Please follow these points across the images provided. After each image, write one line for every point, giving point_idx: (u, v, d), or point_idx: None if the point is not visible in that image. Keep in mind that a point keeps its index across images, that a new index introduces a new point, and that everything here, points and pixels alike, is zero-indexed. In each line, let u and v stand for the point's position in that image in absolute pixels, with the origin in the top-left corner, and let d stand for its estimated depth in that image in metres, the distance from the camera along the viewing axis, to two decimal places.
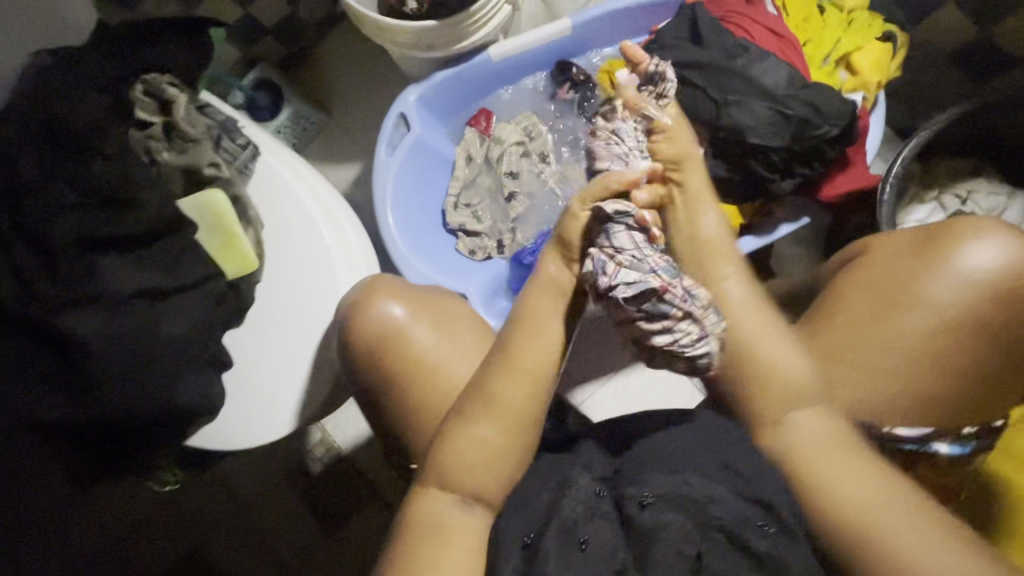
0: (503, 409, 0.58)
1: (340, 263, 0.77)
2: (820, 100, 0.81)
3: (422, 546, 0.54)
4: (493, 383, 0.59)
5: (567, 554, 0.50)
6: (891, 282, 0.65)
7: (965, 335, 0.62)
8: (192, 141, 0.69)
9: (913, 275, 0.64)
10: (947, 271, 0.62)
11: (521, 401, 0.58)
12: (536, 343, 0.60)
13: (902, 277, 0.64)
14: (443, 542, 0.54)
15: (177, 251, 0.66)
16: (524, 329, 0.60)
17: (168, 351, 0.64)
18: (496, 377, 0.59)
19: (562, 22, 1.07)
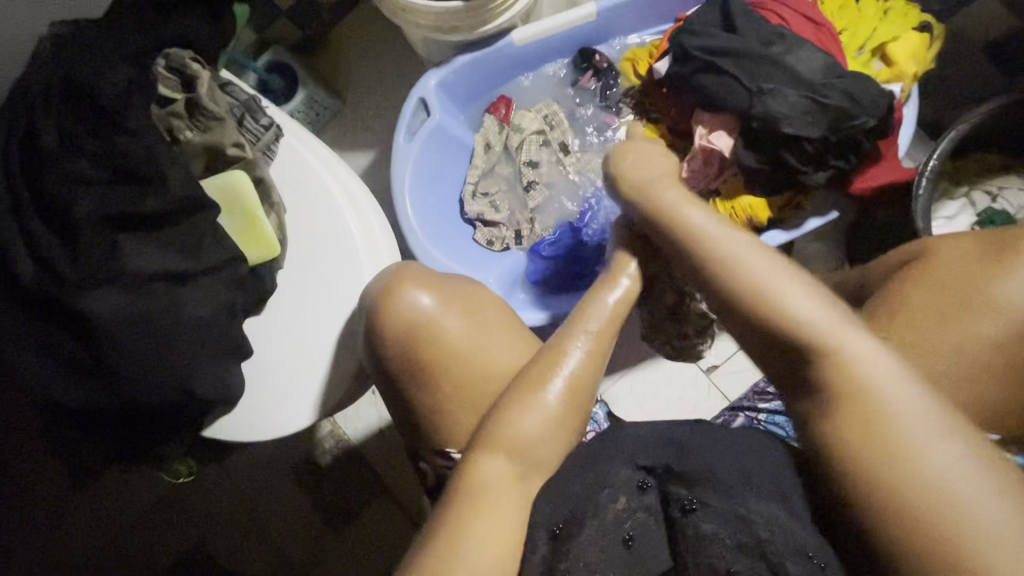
0: (571, 379, 0.60)
1: (364, 249, 0.74)
2: (858, 91, 0.79)
3: (468, 509, 0.53)
4: (562, 354, 0.61)
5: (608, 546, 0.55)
6: (961, 284, 0.62)
7: None
8: (216, 119, 0.66)
9: (984, 277, 0.61)
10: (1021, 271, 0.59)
11: (586, 376, 0.61)
12: (601, 320, 0.63)
13: (972, 280, 0.61)
14: (484, 504, 0.54)
15: (200, 232, 0.63)
16: (595, 304, 0.63)
17: (191, 335, 0.62)
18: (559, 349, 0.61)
19: (587, 7, 1.05)
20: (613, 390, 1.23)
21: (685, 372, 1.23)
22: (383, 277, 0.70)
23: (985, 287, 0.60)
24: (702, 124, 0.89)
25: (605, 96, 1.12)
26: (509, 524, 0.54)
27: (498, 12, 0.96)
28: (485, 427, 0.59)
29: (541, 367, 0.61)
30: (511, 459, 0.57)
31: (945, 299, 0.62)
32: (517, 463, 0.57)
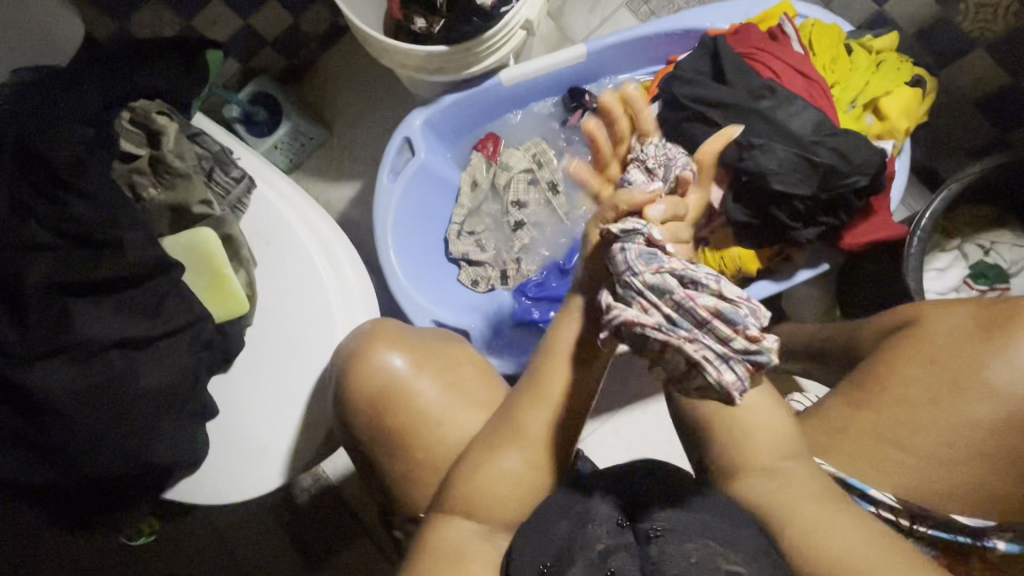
0: (532, 442, 0.58)
1: (337, 305, 0.72)
2: (849, 149, 0.78)
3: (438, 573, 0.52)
4: (525, 416, 0.58)
5: None
6: (955, 360, 0.61)
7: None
8: (182, 176, 0.63)
9: (979, 360, 0.60)
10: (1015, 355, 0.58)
11: (547, 439, 0.58)
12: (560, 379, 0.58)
13: (967, 360, 0.60)
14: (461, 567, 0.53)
15: (160, 296, 0.61)
16: (557, 360, 0.58)
17: (148, 404, 0.59)
18: (528, 404, 0.58)
19: (577, 48, 1.03)
20: (601, 431, 1.19)
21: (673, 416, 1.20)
22: (358, 334, 0.67)
23: (978, 366, 0.60)
24: None
25: None
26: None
27: (485, 55, 0.94)
28: (452, 491, 0.58)
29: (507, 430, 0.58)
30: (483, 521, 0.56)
31: (934, 376, 0.61)
32: (486, 527, 0.56)
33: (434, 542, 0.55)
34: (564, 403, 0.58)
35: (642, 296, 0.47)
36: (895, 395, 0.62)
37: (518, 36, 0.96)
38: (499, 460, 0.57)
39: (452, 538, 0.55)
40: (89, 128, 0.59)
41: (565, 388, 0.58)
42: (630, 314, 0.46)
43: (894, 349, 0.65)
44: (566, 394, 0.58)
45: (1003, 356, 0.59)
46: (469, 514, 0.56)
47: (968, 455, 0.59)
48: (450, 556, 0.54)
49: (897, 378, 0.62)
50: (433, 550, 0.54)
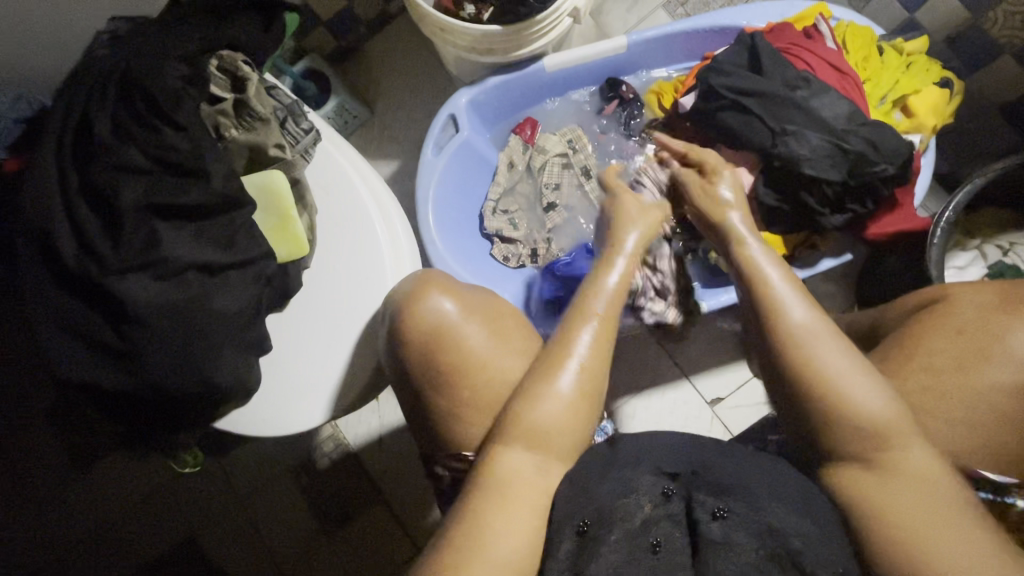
0: (581, 366, 0.63)
1: (388, 255, 0.76)
2: (879, 139, 0.82)
3: (488, 500, 0.56)
4: (567, 343, 0.65)
5: (638, 556, 0.54)
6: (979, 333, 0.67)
7: None
8: (261, 120, 0.68)
9: (1000, 332, 0.65)
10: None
11: (594, 362, 0.64)
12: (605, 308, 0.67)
13: (991, 333, 0.66)
14: (504, 493, 0.57)
15: (233, 228, 0.66)
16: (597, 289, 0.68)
17: (220, 324, 0.64)
18: (572, 336, 0.65)
19: (618, 39, 1.08)
20: (618, 412, 1.25)
21: (688, 402, 1.24)
22: (410, 280, 0.72)
23: (1002, 335, 0.65)
24: (724, 159, 0.93)
25: (629, 126, 1.14)
26: (534, 514, 0.57)
27: (533, 38, 0.99)
28: (501, 424, 0.62)
29: (547, 362, 0.64)
30: (534, 452, 0.60)
31: (962, 346, 0.67)
32: (537, 457, 0.60)
33: (493, 475, 0.58)
34: (603, 336, 0.66)
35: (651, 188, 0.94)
36: (921, 364, 0.67)
37: (565, 23, 1.02)
38: (547, 387, 0.62)
39: (506, 468, 0.59)
40: (185, 67, 0.64)
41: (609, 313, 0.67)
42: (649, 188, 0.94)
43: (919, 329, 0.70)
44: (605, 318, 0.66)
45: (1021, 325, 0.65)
46: (520, 443, 0.60)
47: (990, 419, 0.64)
48: (502, 484, 0.57)
49: (925, 350, 0.68)
50: (491, 477, 0.58)
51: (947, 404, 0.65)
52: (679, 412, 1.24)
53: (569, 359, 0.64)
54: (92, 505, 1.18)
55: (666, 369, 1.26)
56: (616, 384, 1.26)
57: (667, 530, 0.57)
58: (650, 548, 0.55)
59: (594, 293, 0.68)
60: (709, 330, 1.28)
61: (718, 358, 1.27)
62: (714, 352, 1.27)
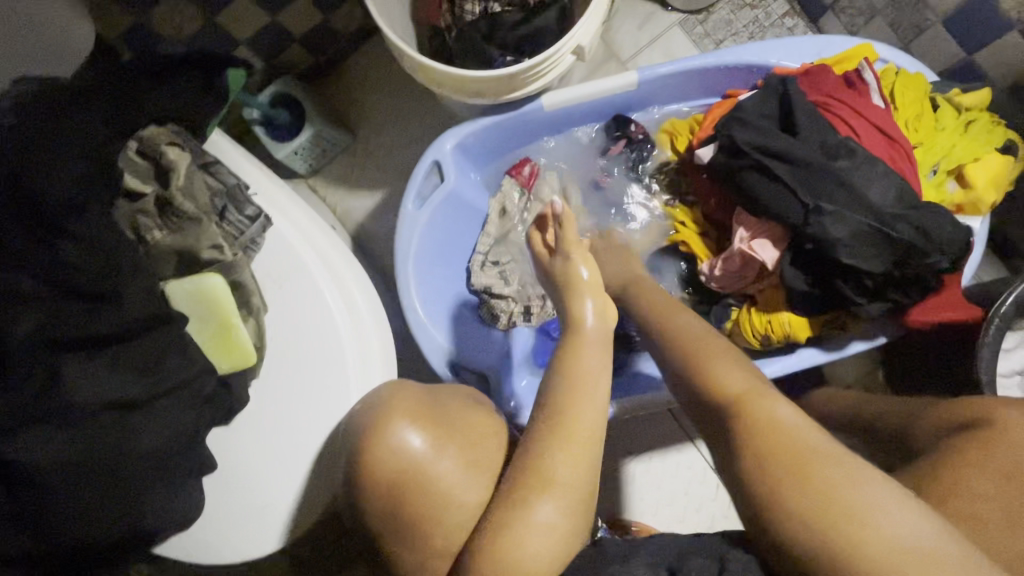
0: (562, 488, 0.54)
1: (352, 360, 0.65)
2: (933, 226, 0.69)
3: None
4: (545, 457, 0.55)
5: None
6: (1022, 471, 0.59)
7: None
8: (190, 218, 0.57)
9: None
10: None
11: (577, 478, 0.55)
12: (587, 417, 0.57)
13: None
14: None
15: (159, 351, 0.54)
16: (572, 387, 0.58)
17: (146, 466, 0.55)
18: (555, 436, 0.56)
19: (629, 75, 0.94)
20: (616, 477, 1.15)
21: (692, 467, 1.15)
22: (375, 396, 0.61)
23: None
24: (743, 226, 0.82)
25: (637, 168, 1.02)
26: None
27: (529, 81, 0.85)
28: (477, 556, 0.54)
29: (530, 480, 0.55)
30: None
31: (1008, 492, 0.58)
32: None
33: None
34: (589, 438, 0.56)
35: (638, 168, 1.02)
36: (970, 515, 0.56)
37: (567, 61, 0.87)
38: (529, 514, 0.53)
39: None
40: (89, 163, 0.52)
41: (588, 418, 0.57)
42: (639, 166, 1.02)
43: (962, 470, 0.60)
44: (588, 427, 0.57)
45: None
46: None
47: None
48: None
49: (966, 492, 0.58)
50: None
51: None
52: (682, 481, 1.14)
53: (553, 470, 0.54)
54: None
55: (670, 430, 1.16)
56: (616, 444, 1.16)
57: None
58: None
59: (575, 391, 0.58)
60: None
61: None
62: None
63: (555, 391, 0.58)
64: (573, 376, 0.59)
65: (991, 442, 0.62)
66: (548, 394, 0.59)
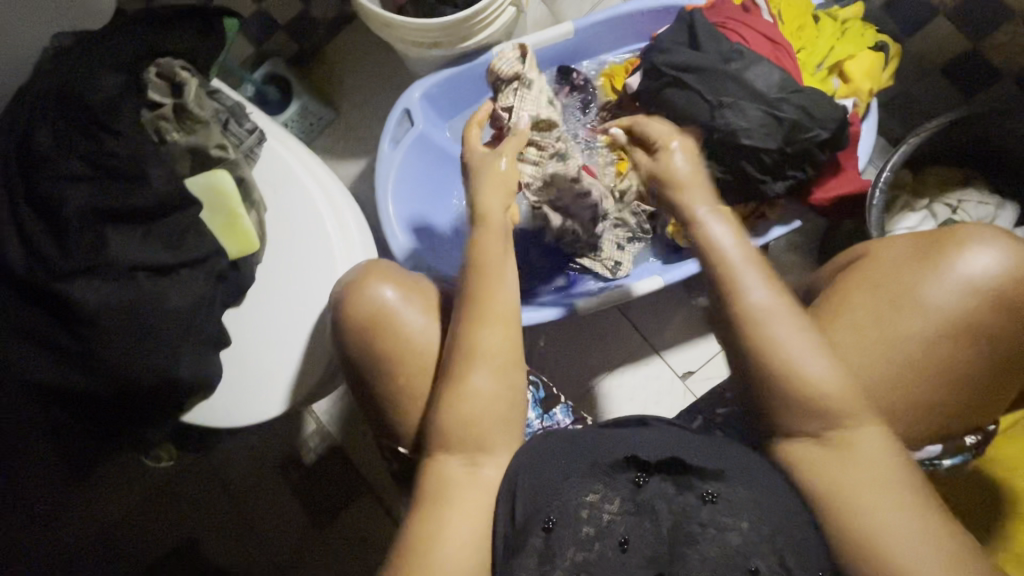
0: (491, 356, 0.65)
1: (338, 249, 0.79)
2: (812, 105, 0.83)
3: (434, 505, 0.61)
4: (473, 336, 0.66)
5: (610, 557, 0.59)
6: (893, 283, 0.67)
7: (958, 342, 0.64)
8: (202, 123, 0.71)
9: (913, 280, 0.66)
10: (944, 275, 0.64)
11: (502, 353, 0.66)
12: (500, 307, 0.67)
13: (904, 282, 0.66)
14: (446, 501, 0.61)
15: (183, 227, 0.69)
16: (483, 274, 0.68)
17: (174, 322, 0.67)
18: (476, 320, 0.66)
19: (565, 25, 1.10)
20: (592, 392, 1.26)
21: (660, 376, 1.26)
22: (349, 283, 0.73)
23: (916, 290, 0.65)
24: None
25: (585, 109, 1.14)
26: (478, 508, 0.62)
27: (478, 28, 1.00)
28: (435, 426, 0.64)
29: (464, 358, 0.65)
30: (462, 452, 0.64)
31: (876, 298, 0.67)
32: (465, 456, 0.64)
33: (434, 474, 0.63)
34: (505, 312, 0.67)
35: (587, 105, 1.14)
36: (846, 321, 0.67)
37: (509, 12, 1.04)
38: (463, 384, 0.64)
39: (443, 471, 0.63)
40: (122, 77, 0.67)
41: (502, 298, 0.67)
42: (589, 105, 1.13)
43: (838, 291, 0.70)
44: (506, 307, 0.67)
45: (933, 279, 0.65)
46: (448, 445, 0.64)
47: (904, 372, 0.65)
48: (442, 487, 0.62)
49: (848, 305, 0.68)
50: (428, 481, 0.63)
51: (869, 368, 0.65)
52: (651, 389, 1.26)
53: (484, 346, 0.65)
54: (86, 515, 1.17)
55: (639, 345, 1.28)
56: (591, 364, 1.28)
57: (636, 524, 0.61)
58: (619, 544, 0.60)
59: (488, 278, 0.68)
60: (683, 305, 1.29)
61: (689, 333, 1.28)
62: (685, 326, 1.28)
63: (477, 285, 0.67)
64: (486, 261, 0.68)
65: (869, 265, 0.70)
66: (466, 289, 0.68)
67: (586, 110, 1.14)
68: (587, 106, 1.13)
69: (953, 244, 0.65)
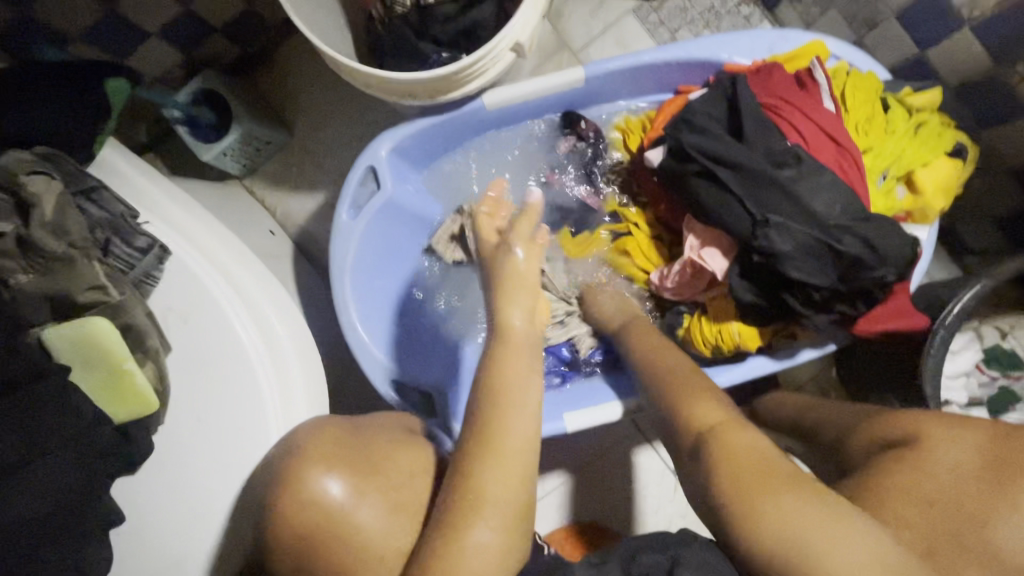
0: (502, 498, 0.54)
1: (271, 406, 0.60)
2: (879, 236, 0.67)
3: None
4: (479, 476, 0.54)
5: None
6: (955, 508, 0.50)
7: None
8: (59, 259, 0.51)
9: (985, 515, 0.49)
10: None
11: (514, 488, 0.55)
12: (516, 438, 0.56)
13: (973, 513, 0.49)
14: None
15: (34, 407, 0.49)
16: (501, 405, 0.57)
17: (22, 542, 0.48)
18: (490, 449, 0.55)
19: (573, 72, 0.89)
20: (573, 482, 1.12)
21: (651, 471, 1.12)
22: (292, 442, 0.56)
23: (987, 531, 0.49)
24: (694, 233, 0.80)
25: (591, 166, 0.97)
26: None
27: (465, 80, 0.79)
28: None
29: (465, 503, 0.54)
30: None
31: (935, 523, 0.50)
32: None
33: None
34: (518, 449, 0.56)
35: (596, 156, 0.96)
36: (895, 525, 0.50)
37: (507, 59, 0.81)
38: (466, 538, 0.53)
39: None
40: None
41: (520, 432, 0.57)
42: (598, 158, 0.96)
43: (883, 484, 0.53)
44: (519, 441, 0.56)
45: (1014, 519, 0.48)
46: None
47: None
48: None
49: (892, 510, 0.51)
50: None
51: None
52: (642, 484, 1.11)
53: (485, 490, 0.54)
54: None
55: (629, 435, 1.14)
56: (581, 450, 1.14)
57: None
58: None
59: (501, 407, 0.57)
60: None
61: None
62: None
63: (485, 416, 0.57)
64: (495, 384, 0.58)
65: (922, 463, 0.53)
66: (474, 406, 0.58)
67: (595, 162, 0.96)
68: (598, 156, 0.96)
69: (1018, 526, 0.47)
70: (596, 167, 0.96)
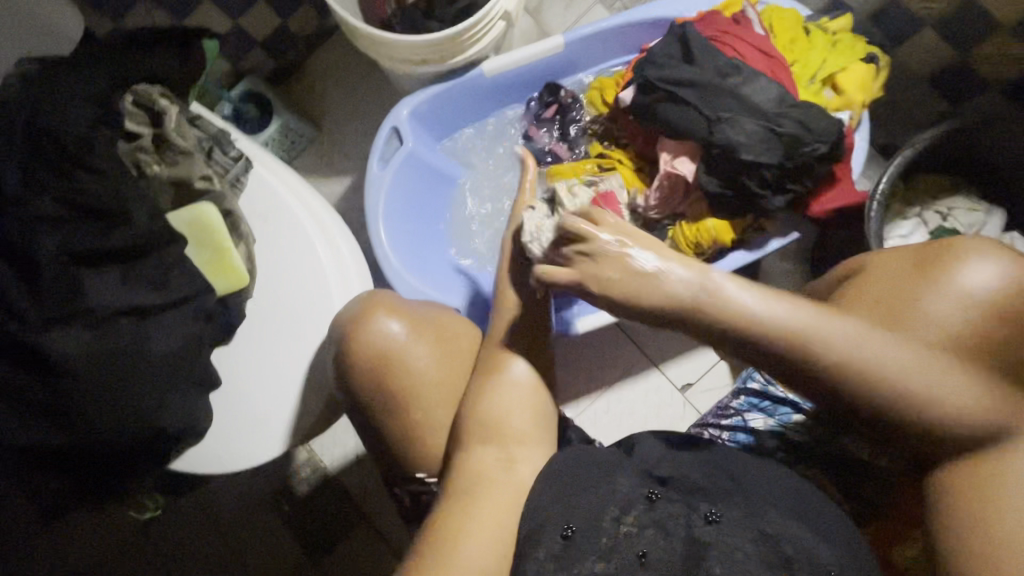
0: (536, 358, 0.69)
1: (334, 283, 0.74)
2: (810, 120, 0.84)
3: (458, 506, 0.59)
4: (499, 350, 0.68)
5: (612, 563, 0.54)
6: (894, 300, 0.55)
7: None
8: (183, 153, 0.68)
9: (910, 293, 0.55)
10: (943, 287, 0.53)
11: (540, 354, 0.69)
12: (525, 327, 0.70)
13: (899, 296, 0.55)
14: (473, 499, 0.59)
15: (166, 268, 0.65)
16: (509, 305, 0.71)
17: (161, 369, 0.63)
18: (508, 329, 0.69)
19: (553, 39, 1.08)
20: (593, 408, 1.24)
21: (661, 391, 1.24)
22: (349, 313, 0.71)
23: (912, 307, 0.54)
24: (667, 150, 0.95)
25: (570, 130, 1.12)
26: (505, 508, 0.59)
27: (468, 44, 0.98)
28: (465, 421, 0.64)
29: (496, 357, 0.68)
30: (499, 445, 0.63)
31: None
32: (500, 451, 0.63)
33: (467, 476, 0.61)
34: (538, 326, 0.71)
35: (573, 120, 1.12)
36: None
37: (499, 27, 1.01)
38: (502, 376, 0.66)
39: (477, 464, 0.62)
40: (96, 108, 0.63)
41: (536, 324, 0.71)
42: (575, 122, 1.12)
43: None
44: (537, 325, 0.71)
45: (931, 291, 0.54)
46: (482, 443, 0.63)
47: None
48: (477, 486, 0.61)
49: None
50: (463, 483, 0.61)
51: None
52: (653, 402, 1.24)
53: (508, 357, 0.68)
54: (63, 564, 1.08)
55: (636, 360, 1.26)
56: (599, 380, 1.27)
57: (655, 537, 0.55)
58: (637, 561, 0.54)
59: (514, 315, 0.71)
60: None
61: (686, 344, 1.26)
62: (684, 336, 1.26)
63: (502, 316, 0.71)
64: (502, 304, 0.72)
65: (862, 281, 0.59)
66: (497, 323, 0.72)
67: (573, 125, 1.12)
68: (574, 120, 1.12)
69: (956, 251, 0.55)
70: (574, 130, 1.12)
